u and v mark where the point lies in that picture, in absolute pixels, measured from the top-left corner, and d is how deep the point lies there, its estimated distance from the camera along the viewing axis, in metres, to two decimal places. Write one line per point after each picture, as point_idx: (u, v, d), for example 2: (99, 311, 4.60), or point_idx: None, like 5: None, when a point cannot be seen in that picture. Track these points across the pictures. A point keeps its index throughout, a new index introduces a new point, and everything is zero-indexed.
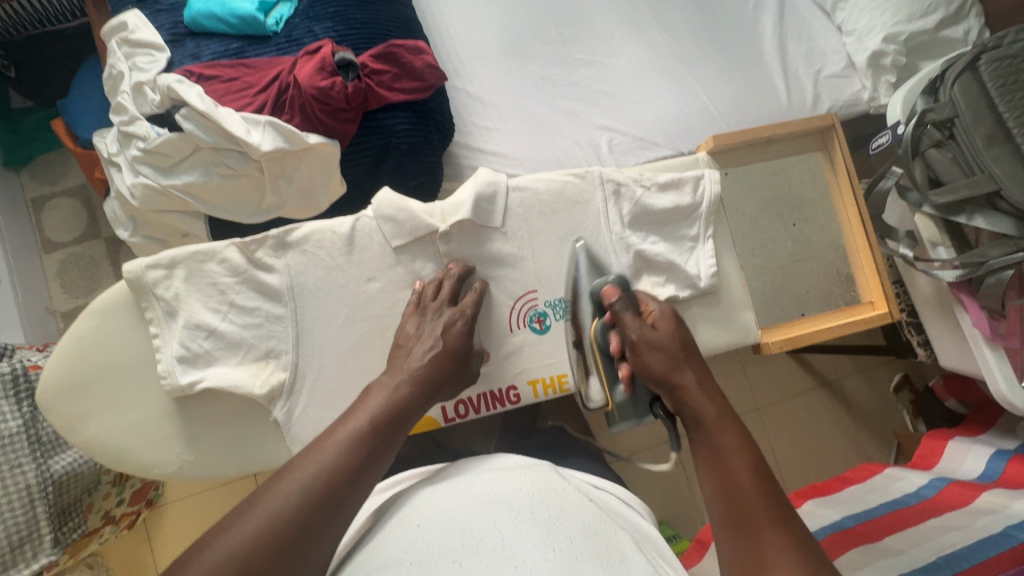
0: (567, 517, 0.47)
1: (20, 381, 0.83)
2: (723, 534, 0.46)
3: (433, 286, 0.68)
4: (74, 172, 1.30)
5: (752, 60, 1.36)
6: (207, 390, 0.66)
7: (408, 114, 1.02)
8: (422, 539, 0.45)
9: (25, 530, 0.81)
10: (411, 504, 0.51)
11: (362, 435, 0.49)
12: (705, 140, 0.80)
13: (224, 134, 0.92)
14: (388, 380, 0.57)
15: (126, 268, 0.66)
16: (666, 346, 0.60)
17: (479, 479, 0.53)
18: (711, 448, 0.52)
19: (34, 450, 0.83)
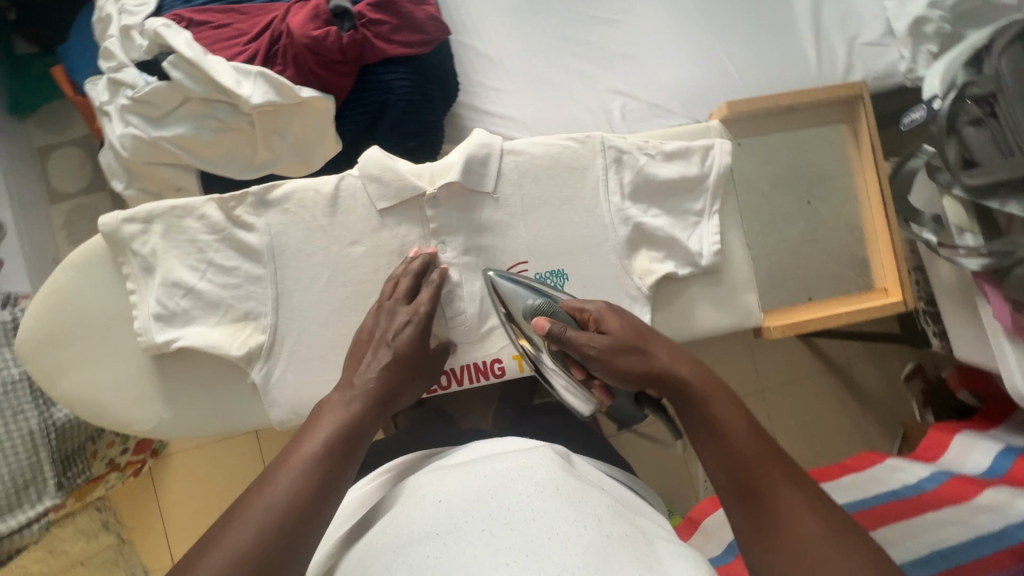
0: (590, 497, 0.47)
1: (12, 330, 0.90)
2: (734, 508, 0.46)
3: (393, 282, 0.65)
4: (79, 122, 1.29)
5: (782, 23, 1.27)
6: (184, 350, 0.65)
7: (408, 70, 0.96)
8: (440, 513, 0.44)
9: (29, 473, 0.90)
10: (426, 486, 0.50)
11: (316, 458, 0.48)
12: (719, 107, 0.74)
13: (213, 84, 0.88)
14: (337, 403, 0.54)
15: (102, 222, 0.64)
16: (627, 344, 0.55)
17: (489, 458, 0.53)
18: (702, 416, 0.50)
19: (35, 398, 0.91)
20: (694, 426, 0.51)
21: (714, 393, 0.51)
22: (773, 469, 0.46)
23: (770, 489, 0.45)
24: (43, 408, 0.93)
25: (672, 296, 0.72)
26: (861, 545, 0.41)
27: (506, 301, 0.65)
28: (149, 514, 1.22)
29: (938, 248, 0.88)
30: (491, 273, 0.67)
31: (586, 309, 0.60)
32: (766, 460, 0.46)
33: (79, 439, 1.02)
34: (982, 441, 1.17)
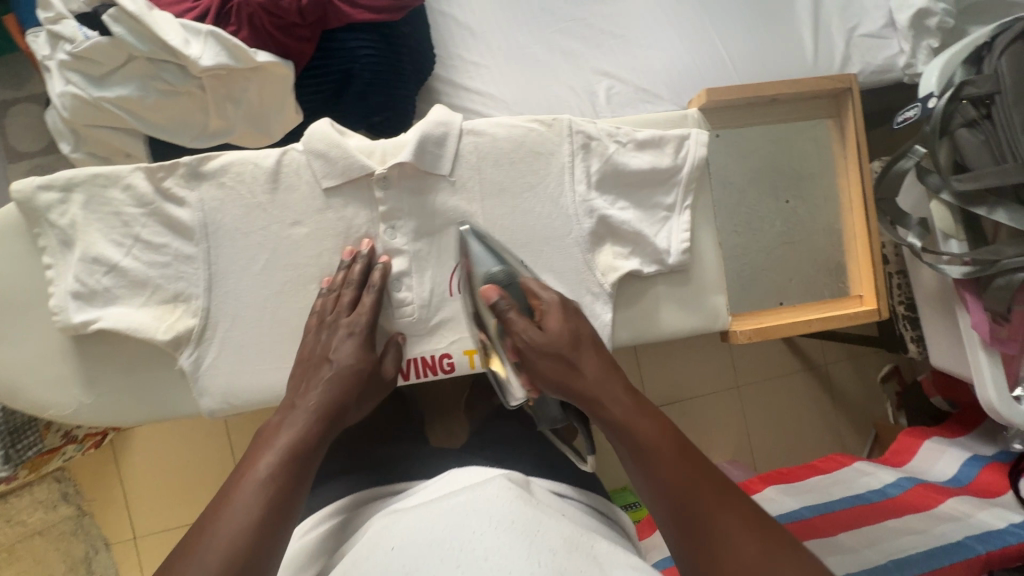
0: (546, 529, 0.47)
1: None
2: (675, 539, 0.46)
3: (331, 296, 0.61)
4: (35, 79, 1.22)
5: (781, 8, 1.21)
6: (107, 332, 0.60)
7: (371, 38, 0.89)
8: (392, 560, 0.44)
9: None
10: (382, 531, 0.50)
11: (262, 484, 0.48)
12: (699, 93, 0.69)
13: (160, 43, 0.81)
14: (279, 421, 0.54)
15: (15, 187, 0.58)
16: (556, 349, 0.56)
17: (446, 498, 0.53)
18: (631, 447, 0.51)
19: None
20: (628, 461, 0.51)
21: (639, 419, 0.52)
22: (708, 497, 0.46)
23: (709, 519, 0.44)
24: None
25: (635, 295, 0.68)
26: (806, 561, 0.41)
27: (469, 266, 0.61)
28: (108, 486, 1.20)
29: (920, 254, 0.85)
30: (469, 227, 0.62)
31: (541, 296, 0.59)
32: (702, 484, 0.47)
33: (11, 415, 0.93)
34: (951, 449, 1.17)
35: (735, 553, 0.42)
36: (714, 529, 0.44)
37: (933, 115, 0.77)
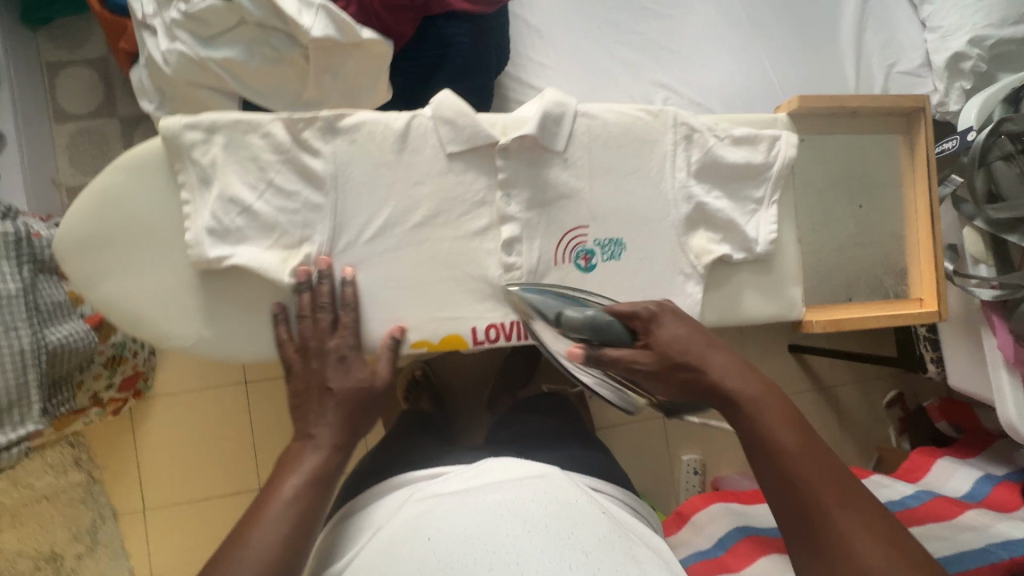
0: (578, 531, 0.53)
1: (22, 244, 0.83)
2: (792, 532, 0.49)
3: (308, 324, 0.62)
4: (92, 44, 1.44)
5: (827, 40, 1.29)
6: (235, 269, 0.63)
7: (469, 27, 0.94)
8: (430, 552, 0.51)
9: (15, 393, 0.83)
10: (423, 517, 0.57)
11: (297, 499, 0.51)
12: (789, 100, 0.74)
13: (274, 10, 0.85)
14: (302, 449, 0.56)
15: (162, 124, 0.61)
16: (678, 362, 0.55)
17: (479, 490, 0.60)
18: (758, 438, 0.52)
19: (30, 317, 0.84)
20: (751, 447, 0.52)
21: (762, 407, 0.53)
22: (824, 486, 0.48)
23: (828, 520, 0.47)
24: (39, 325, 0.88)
25: (722, 279, 0.73)
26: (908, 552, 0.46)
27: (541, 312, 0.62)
28: (125, 453, 1.32)
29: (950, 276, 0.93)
30: (515, 288, 0.66)
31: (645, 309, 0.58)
32: (821, 477, 0.49)
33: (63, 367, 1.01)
34: (963, 467, 1.24)
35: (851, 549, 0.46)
36: (838, 537, 0.46)
37: (971, 147, 0.86)
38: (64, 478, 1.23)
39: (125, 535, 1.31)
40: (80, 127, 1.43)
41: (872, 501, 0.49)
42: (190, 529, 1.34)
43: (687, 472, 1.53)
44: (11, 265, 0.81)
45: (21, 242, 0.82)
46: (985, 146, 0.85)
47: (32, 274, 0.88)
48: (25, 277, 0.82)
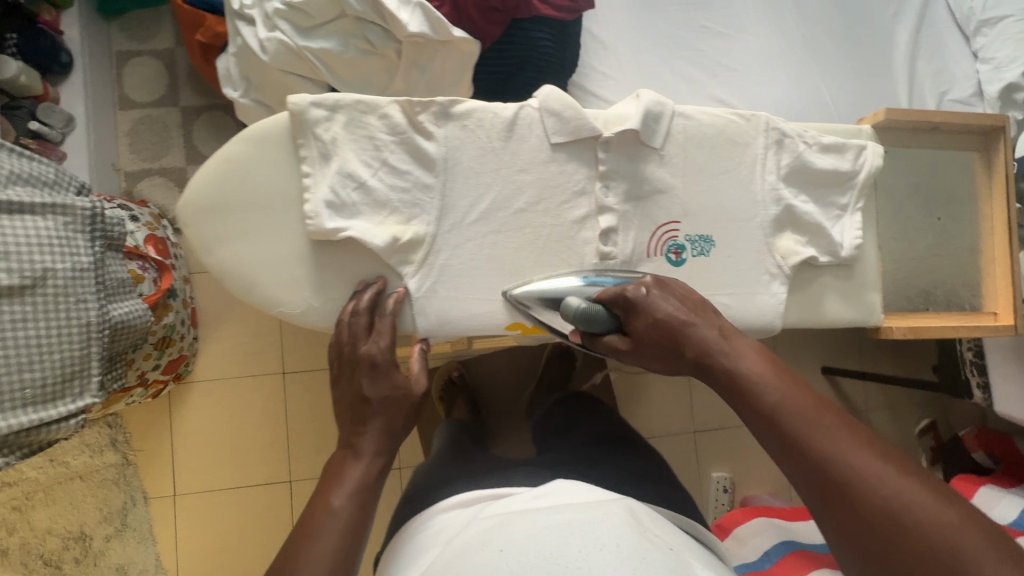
0: (652, 554, 0.50)
1: (98, 221, 0.75)
2: (820, 511, 0.44)
3: (346, 328, 0.62)
4: (161, 36, 1.49)
5: (880, 65, 1.33)
6: (347, 241, 0.65)
7: (551, 33, 0.99)
8: (503, 565, 0.49)
9: (74, 367, 0.71)
10: (493, 530, 0.55)
11: (343, 513, 0.50)
12: (875, 112, 0.77)
13: (374, 6, 0.89)
14: (344, 459, 0.54)
15: (290, 101, 0.64)
16: (663, 342, 0.55)
17: (554, 510, 0.56)
18: (756, 410, 0.48)
19: (99, 293, 0.74)
20: (744, 412, 0.49)
21: (745, 365, 0.50)
22: (833, 437, 0.44)
23: (854, 488, 0.42)
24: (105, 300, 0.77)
25: (806, 281, 0.74)
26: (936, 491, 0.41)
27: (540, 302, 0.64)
28: (159, 439, 1.36)
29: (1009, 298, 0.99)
30: (513, 291, 0.66)
31: (632, 292, 0.57)
32: (823, 429, 0.45)
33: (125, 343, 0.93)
34: (1009, 496, 1.21)
35: (873, 498, 0.41)
36: (865, 505, 0.41)
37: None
38: (99, 458, 1.32)
39: (153, 520, 1.35)
40: (143, 115, 1.47)
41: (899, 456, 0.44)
42: (214, 520, 1.37)
43: (717, 490, 1.50)
44: (86, 239, 0.73)
45: (97, 216, 0.75)
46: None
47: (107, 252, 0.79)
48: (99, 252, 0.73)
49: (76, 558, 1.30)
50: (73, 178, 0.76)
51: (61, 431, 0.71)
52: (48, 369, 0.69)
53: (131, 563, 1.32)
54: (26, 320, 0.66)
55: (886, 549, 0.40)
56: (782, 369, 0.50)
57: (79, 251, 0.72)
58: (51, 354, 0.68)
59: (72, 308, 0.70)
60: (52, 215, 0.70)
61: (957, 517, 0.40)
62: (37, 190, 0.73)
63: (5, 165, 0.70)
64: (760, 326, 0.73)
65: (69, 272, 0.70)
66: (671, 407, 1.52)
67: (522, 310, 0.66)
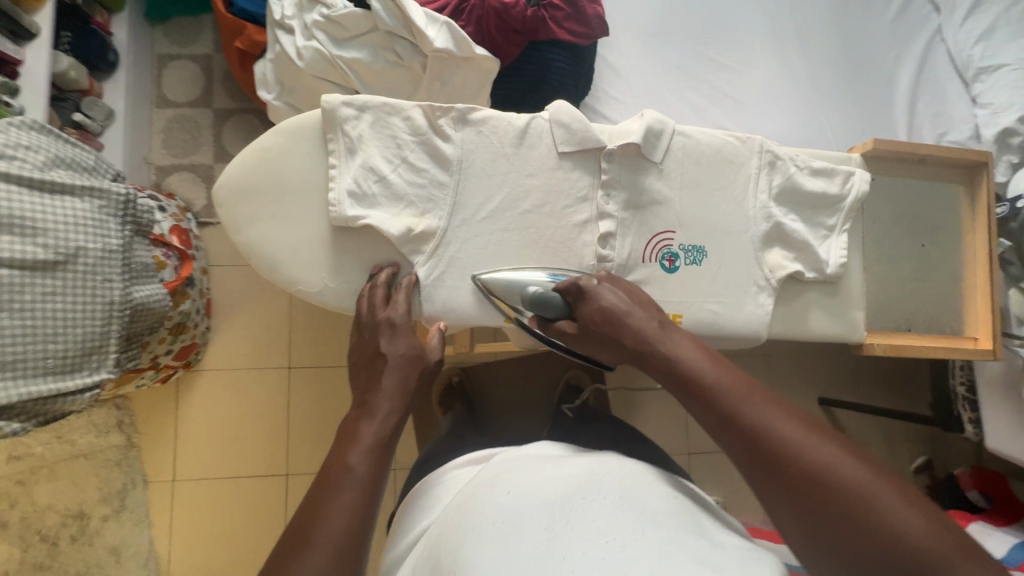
0: (651, 499, 0.55)
1: (130, 207, 0.85)
2: (758, 478, 0.50)
3: (366, 299, 0.68)
4: (201, 41, 1.58)
5: (880, 106, 1.39)
6: (365, 228, 0.71)
7: (566, 55, 1.06)
8: (508, 504, 0.55)
9: (97, 339, 0.80)
10: (501, 476, 0.61)
11: (364, 469, 0.53)
12: (864, 142, 0.82)
13: (404, 22, 0.96)
14: (358, 419, 0.58)
15: (324, 99, 0.70)
16: (608, 330, 0.64)
17: (555, 461, 0.63)
18: (697, 391, 0.55)
19: (125, 273, 0.83)
20: (685, 395, 0.56)
21: (682, 353, 0.58)
22: (760, 410, 0.51)
23: (781, 454, 0.49)
24: (129, 281, 0.86)
25: (792, 295, 0.79)
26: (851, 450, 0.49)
27: (502, 295, 0.71)
28: (162, 423, 1.41)
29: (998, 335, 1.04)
30: (483, 276, 0.71)
31: (583, 282, 0.67)
32: (754, 405, 0.52)
33: (141, 324, 0.96)
34: (996, 533, 1.22)
35: (800, 458, 0.48)
36: (791, 467, 0.48)
37: None
38: (105, 438, 1.36)
39: (151, 503, 1.38)
40: (177, 114, 1.56)
41: (820, 426, 0.51)
42: (210, 507, 1.40)
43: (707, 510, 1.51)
44: (117, 223, 0.82)
45: (129, 203, 0.84)
46: None
47: (133, 237, 0.89)
48: (128, 236, 0.83)
49: (73, 535, 1.32)
50: (110, 165, 0.87)
51: (76, 403, 0.79)
52: (70, 341, 0.76)
53: (125, 544, 1.35)
54: (54, 293, 0.74)
55: (813, 506, 0.46)
56: (717, 357, 0.58)
57: (109, 234, 0.81)
58: (78, 325, 0.77)
59: (97, 287, 0.79)
60: (89, 197, 0.79)
61: (873, 474, 0.47)
62: (77, 174, 0.82)
63: (50, 149, 0.80)
64: (746, 334, 0.77)
65: (100, 252, 0.79)
66: (665, 424, 1.54)
67: (494, 298, 0.71)
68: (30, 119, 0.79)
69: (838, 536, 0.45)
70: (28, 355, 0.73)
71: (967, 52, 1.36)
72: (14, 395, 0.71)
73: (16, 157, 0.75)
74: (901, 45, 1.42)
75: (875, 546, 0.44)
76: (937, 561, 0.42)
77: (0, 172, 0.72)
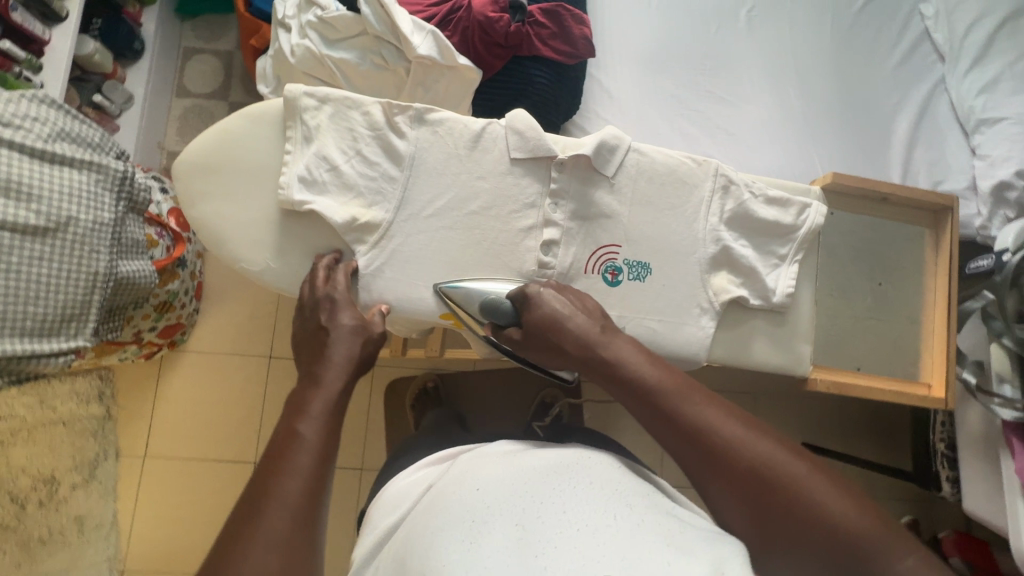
0: (623, 486, 0.52)
1: (127, 184, 0.87)
2: (704, 475, 0.51)
3: (311, 277, 0.70)
4: (224, 39, 1.66)
5: (875, 150, 1.34)
6: (311, 214, 0.73)
7: (550, 72, 1.08)
8: (477, 503, 0.51)
9: (77, 307, 0.82)
10: (467, 471, 0.56)
11: (318, 440, 0.52)
12: (824, 175, 0.81)
13: (392, 28, 1.00)
14: (304, 389, 0.58)
15: (287, 88, 0.73)
16: (550, 334, 0.64)
17: (524, 453, 0.58)
18: (638, 394, 0.56)
19: (114, 247, 0.86)
20: (628, 399, 0.57)
21: (623, 355, 0.59)
22: (700, 410, 0.53)
23: (722, 449, 0.51)
24: (117, 255, 0.88)
25: (737, 320, 0.78)
26: (789, 447, 0.51)
27: (463, 304, 0.72)
28: (142, 398, 1.44)
29: (975, 391, 1.00)
30: (444, 285, 0.73)
31: (530, 288, 0.68)
32: (694, 406, 0.53)
33: (127, 298, 0.98)
34: None
35: (741, 455, 0.50)
36: (734, 461, 0.50)
37: (1006, 268, 0.94)
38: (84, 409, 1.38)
39: (120, 476, 1.40)
40: (193, 105, 1.63)
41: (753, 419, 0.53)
42: (177, 488, 1.41)
43: None
44: (112, 197, 0.85)
45: (127, 180, 0.87)
46: (1018, 268, 0.93)
47: (129, 213, 0.91)
48: (121, 211, 0.85)
49: (40, 500, 1.28)
50: (115, 143, 0.88)
51: (48, 366, 0.82)
52: (51, 306, 0.80)
53: (90, 515, 1.34)
54: (41, 258, 0.78)
55: (758, 497, 0.49)
56: (654, 357, 0.59)
57: (103, 207, 0.84)
58: (60, 291, 0.80)
59: (84, 256, 0.81)
60: (88, 171, 0.83)
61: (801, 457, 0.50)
62: (81, 149, 0.84)
63: (58, 123, 0.83)
64: (685, 355, 0.77)
65: (91, 225, 0.81)
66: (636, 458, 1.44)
67: (448, 299, 0.72)
68: (44, 94, 0.83)
69: (779, 529, 0.48)
70: (9, 313, 0.76)
71: (968, 102, 1.30)
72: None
73: (20, 127, 0.78)
74: (903, 90, 1.37)
75: (817, 537, 0.46)
76: (867, 532, 0.46)
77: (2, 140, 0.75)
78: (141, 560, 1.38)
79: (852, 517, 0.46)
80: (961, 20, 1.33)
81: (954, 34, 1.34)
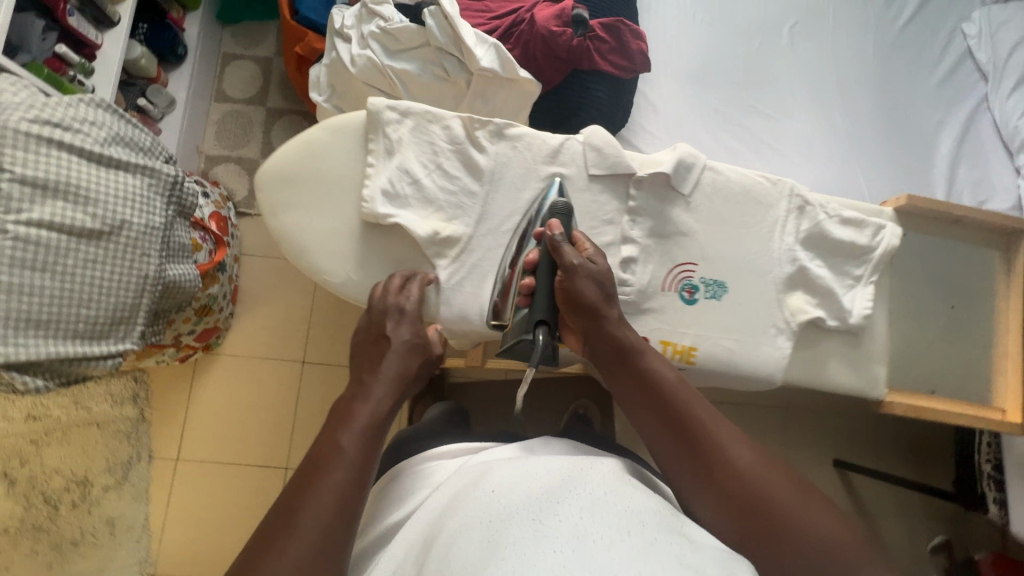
0: (641, 494, 0.46)
1: (175, 188, 0.86)
2: (681, 464, 0.53)
3: (380, 286, 0.69)
4: (264, 45, 1.67)
5: (919, 166, 1.33)
6: (394, 227, 0.73)
7: (608, 86, 1.09)
8: (493, 507, 0.46)
9: (126, 311, 0.82)
10: (483, 475, 0.52)
11: (355, 461, 0.50)
12: (897, 196, 0.82)
13: (455, 40, 1.01)
14: (351, 403, 0.56)
15: (370, 102, 0.74)
16: (604, 280, 0.66)
17: (538, 457, 0.54)
18: (638, 377, 0.60)
19: (161, 251, 0.85)
20: (627, 382, 0.61)
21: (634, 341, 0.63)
22: (691, 403, 0.57)
23: (704, 441, 0.53)
24: (165, 258, 0.87)
25: (811, 342, 0.78)
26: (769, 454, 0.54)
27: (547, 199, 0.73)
28: (176, 404, 1.42)
29: None
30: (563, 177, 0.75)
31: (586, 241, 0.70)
32: (688, 400, 0.57)
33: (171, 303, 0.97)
34: None
35: (718, 450, 0.52)
36: (713, 458, 0.52)
37: None
38: (118, 410, 1.38)
39: (151, 480, 1.38)
40: (232, 109, 1.62)
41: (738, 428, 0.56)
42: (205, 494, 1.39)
43: None
44: (162, 202, 0.84)
45: (177, 184, 0.86)
46: None
47: (177, 215, 0.91)
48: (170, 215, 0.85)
49: (73, 501, 1.33)
50: (164, 147, 0.86)
51: (96, 369, 0.81)
52: (104, 308, 0.79)
53: (121, 517, 1.35)
54: (94, 261, 0.77)
55: (733, 492, 0.50)
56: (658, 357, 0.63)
57: (154, 211, 0.83)
58: (110, 295, 0.79)
59: (137, 260, 0.81)
60: (140, 175, 0.82)
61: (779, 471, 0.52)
62: (135, 154, 0.83)
63: (112, 126, 0.81)
64: (761, 375, 0.76)
65: (143, 229, 0.81)
66: None
67: (527, 222, 0.73)
68: (98, 98, 0.81)
69: (757, 530, 0.48)
70: (63, 316, 0.76)
71: (1012, 122, 1.30)
72: (42, 352, 0.74)
73: (78, 130, 0.77)
74: (946, 108, 1.37)
75: (781, 542, 0.47)
76: (837, 549, 0.46)
77: (63, 143, 0.74)
78: (173, 564, 1.35)
79: (829, 525, 0.47)
80: (1007, 40, 1.33)
81: (998, 53, 1.34)
